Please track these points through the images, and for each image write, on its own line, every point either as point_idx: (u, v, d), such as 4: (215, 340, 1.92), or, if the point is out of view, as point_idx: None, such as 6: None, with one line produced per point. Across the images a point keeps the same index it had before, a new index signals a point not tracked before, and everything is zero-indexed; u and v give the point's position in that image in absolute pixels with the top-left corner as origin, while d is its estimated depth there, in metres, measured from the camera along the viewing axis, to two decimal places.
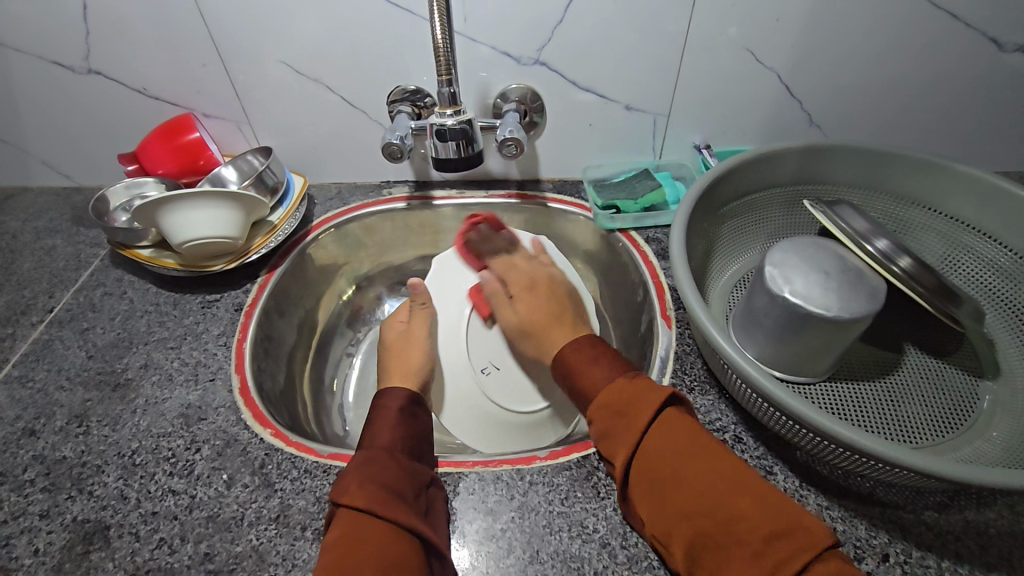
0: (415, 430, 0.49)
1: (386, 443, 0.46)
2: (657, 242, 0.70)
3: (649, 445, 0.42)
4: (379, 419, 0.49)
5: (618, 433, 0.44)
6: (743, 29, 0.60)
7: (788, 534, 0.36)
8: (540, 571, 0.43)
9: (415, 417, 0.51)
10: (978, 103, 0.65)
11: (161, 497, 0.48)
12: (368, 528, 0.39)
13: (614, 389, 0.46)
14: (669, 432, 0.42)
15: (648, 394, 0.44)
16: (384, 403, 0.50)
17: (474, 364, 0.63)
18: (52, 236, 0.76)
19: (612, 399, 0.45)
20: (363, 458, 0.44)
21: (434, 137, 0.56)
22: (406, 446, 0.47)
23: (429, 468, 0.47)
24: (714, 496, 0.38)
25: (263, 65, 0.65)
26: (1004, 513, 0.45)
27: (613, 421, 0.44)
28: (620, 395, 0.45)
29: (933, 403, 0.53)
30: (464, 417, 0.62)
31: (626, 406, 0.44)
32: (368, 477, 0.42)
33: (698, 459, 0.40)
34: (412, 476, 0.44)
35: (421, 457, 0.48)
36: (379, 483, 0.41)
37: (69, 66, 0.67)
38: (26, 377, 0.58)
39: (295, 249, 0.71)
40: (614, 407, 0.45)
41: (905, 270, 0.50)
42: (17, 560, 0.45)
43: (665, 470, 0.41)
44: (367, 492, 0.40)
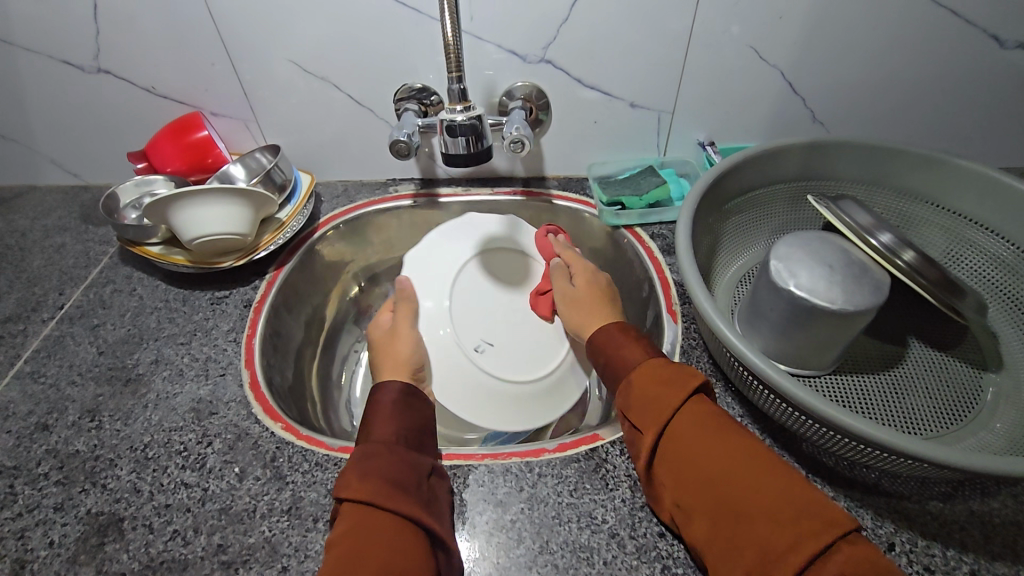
0: (416, 422, 0.50)
1: (387, 436, 0.47)
2: (662, 238, 0.70)
3: (678, 421, 0.42)
4: (379, 411, 0.49)
5: (648, 406, 0.44)
6: (747, 27, 0.61)
7: (817, 514, 0.35)
8: (550, 561, 0.44)
9: (413, 406, 0.51)
10: (980, 98, 0.66)
11: (174, 490, 0.49)
12: (372, 519, 0.39)
13: (643, 364, 0.47)
14: (700, 410, 0.42)
15: (685, 372, 0.45)
16: (379, 397, 0.50)
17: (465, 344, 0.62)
18: (60, 234, 0.77)
19: (644, 375, 0.46)
20: (362, 452, 0.44)
21: (444, 133, 0.57)
22: (405, 438, 0.47)
23: (430, 458, 0.48)
24: (741, 472, 0.38)
25: (271, 64, 0.66)
26: (1008, 502, 0.46)
27: (642, 396, 0.45)
28: (654, 371, 0.46)
29: (937, 395, 0.53)
30: (469, 396, 0.60)
31: (664, 379, 0.45)
32: (369, 471, 0.42)
33: (727, 438, 0.40)
34: (413, 466, 0.44)
35: (420, 447, 0.48)
36: (380, 477, 0.42)
37: (78, 65, 0.68)
38: (38, 372, 0.59)
39: (303, 246, 0.72)
40: (650, 379, 0.45)
41: (909, 263, 0.51)
42: (32, 552, 0.46)
43: (693, 443, 0.41)
44: (369, 486, 0.41)
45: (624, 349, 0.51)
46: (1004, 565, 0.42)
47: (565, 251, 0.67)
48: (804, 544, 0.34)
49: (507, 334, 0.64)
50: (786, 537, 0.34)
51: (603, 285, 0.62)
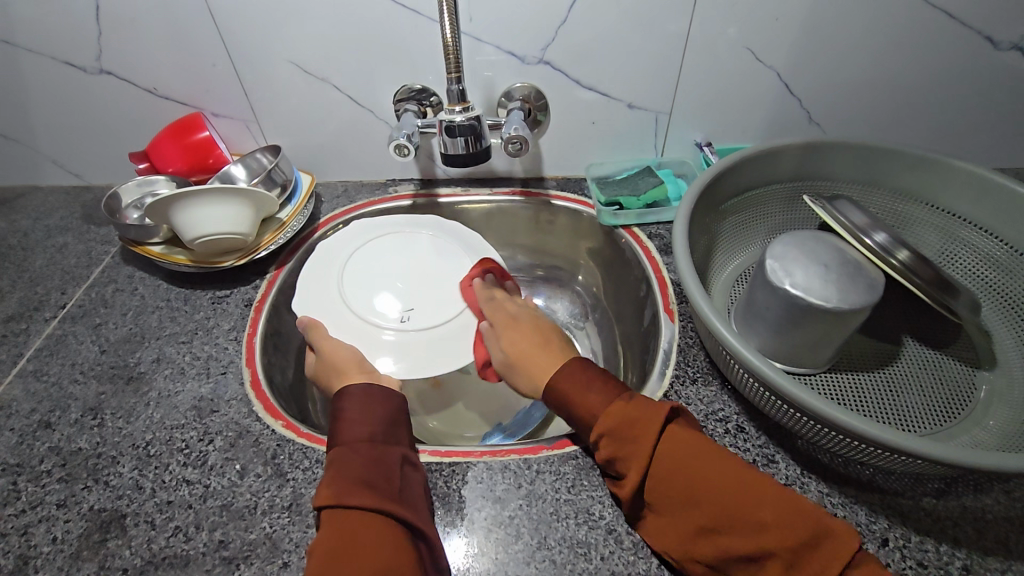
0: (386, 414, 0.49)
1: (362, 436, 0.46)
2: (660, 238, 0.71)
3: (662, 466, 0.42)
4: (347, 413, 0.48)
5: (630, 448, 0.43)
6: (744, 29, 0.61)
7: (822, 547, 0.36)
8: (548, 557, 0.44)
9: (378, 397, 0.50)
10: (975, 99, 0.66)
11: (176, 486, 0.49)
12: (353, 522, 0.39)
13: (607, 418, 0.45)
14: (679, 450, 0.42)
15: (651, 416, 0.43)
16: (343, 402, 0.49)
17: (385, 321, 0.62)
18: (63, 234, 0.77)
19: (617, 419, 0.44)
20: (340, 456, 0.44)
21: (443, 133, 0.57)
22: (374, 433, 0.47)
23: (401, 447, 0.48)
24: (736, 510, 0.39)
25: (272, 65, 0.66)
26: (1001, 498, 0.46)
27: (622, 439, 0.44)
28: (619, 422, 0.44)
29: (932, 393, 0.54)
30: (408, 357, 0.60)
31: (637, 422, 0.43)
32: (339, 476, 0.42)
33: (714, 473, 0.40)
34: (388, 465, 0.45)
35: (392, 438, 0.48)
36: (349, 480, 0.42)
37: (80, 66, 0.68)
38: (40, 371, 0.59)
39: (303, 246, 0.73)
40: (618, 430, 0.44)
41: (904, 262, 0.51)
42: (35, 548, 0.46)
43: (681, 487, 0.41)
44: (338, 490, 0.41)
45: (588, 398, 0.47)
46: (996, 560, 0.43)
47: (488, 309, 0.62)
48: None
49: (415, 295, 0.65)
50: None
51: (531, 335, 0.59)
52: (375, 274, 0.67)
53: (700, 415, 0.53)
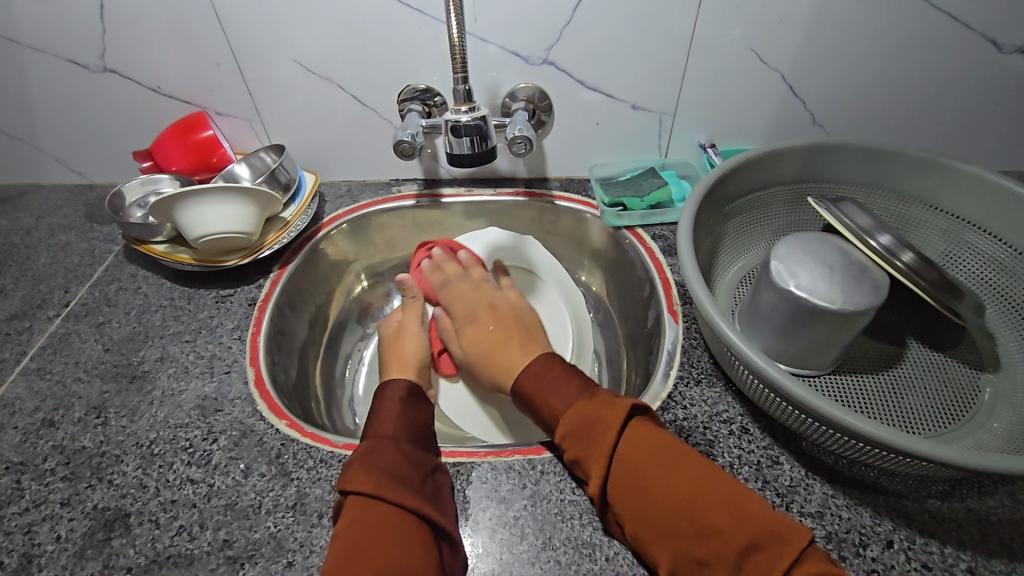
0: (421, 421, 0.50)
1: (392, 431, 0.47)
2: (664, 239, 0.71)
3: (620, 469, 0.42)
4: (382, 408, 0.49)
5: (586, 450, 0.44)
6: (748, 30, 0.61)
7: (763, 549, 0.36)
8: (553, 557, 0.44)
9: (418, 405, 0.51)
10: (977, 103, 0.67)
11: (180, 485, 0.49)
12: (376, 514, 0.40)
13: (565, 423, 0.45)
14: (636, 452, 0.42)
15: (607, 420, 0.44)
16: (386, 394, 0.51)
17: None
18: (66, 232, 0.77)
19: (574, 421, 0.45)
20: (369, 446, 0.45)
21: (448, 133, 0.57)
22: (409, 434, 0.48)
23: (434, 456, 0.48)
24: (691, 507, 0.39)
25: (275, 63, 0.66)
26: (1005, 501, 0.46)
27: (577, 442, 0.44)
28: (575, 425, 0.44)
29: (936, 396, 0.54)
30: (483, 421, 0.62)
31: (592, 424, 0.44)
32: (372, 463, 0.43)
33: (673, 472, 0.41)
34: (417, 463, 0.45)
35: (426, 445, 0.48)
36: (384, 471, 0.42)
37: (85, 64, 0.68)
38: (43, 369, 0.59)
39: (307, 246, 0.73)
40: (574, 434, 0.44)
41: (908, 264, 0.52)
42: (39, 546, 0.46)
43: (639, 488, 0.41)
44: (375, 479, 0.41)
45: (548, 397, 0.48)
46: (1001, 563, 0.43)
47: (446, 299, 0.66)
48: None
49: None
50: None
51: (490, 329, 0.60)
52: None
53: (705, 417, 0.53)
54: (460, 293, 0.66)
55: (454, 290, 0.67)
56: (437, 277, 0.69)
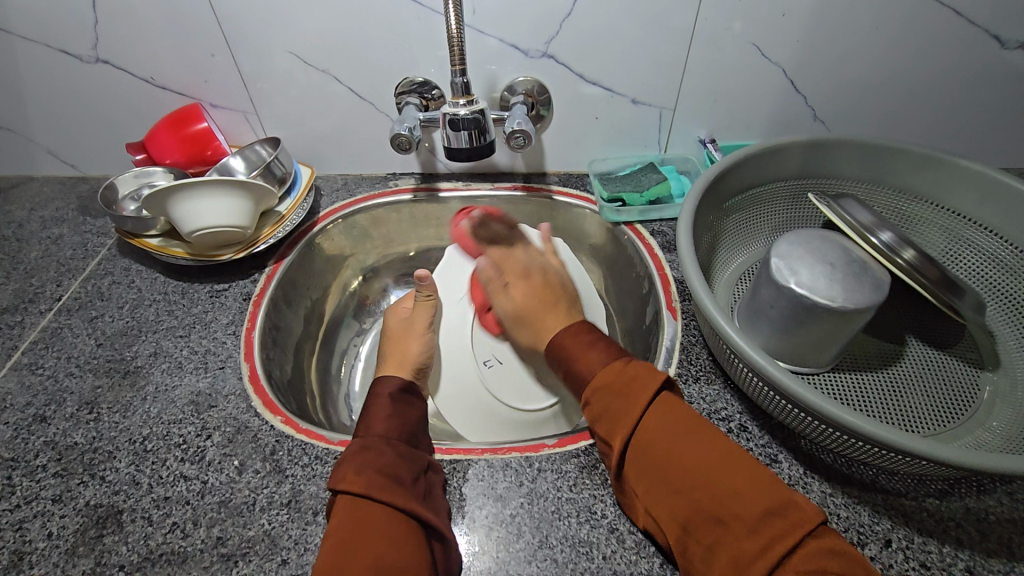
0: (412, 420, 0.49)
1: (383, 431, 0.46)
2: (663, 235, 0.70)
3: (645, 428, 0.43)
4: (375, 407, 0.49)
5: (615, 413, 0.44)
6: (749, 24, 0.61)
7: (776, 515, 0.37)
8: (550, 556, 0.44)
9: (409, 405, 0.51)
10: (979, 99, 0.66)
11: (173, 482, 0.49)
12: (366, 515, 0.39)
13: (602, 377, 0.46)
14: (668, 415, 0.43)
15: (642, 381, 0.44)
16: (380, 390, 0.50)
17: (477, 356, 0.65)
18: (58, 225, 0.76)
19: (608, 380, 0.45)
20: (360, 446, 0.44)
21: (446, 127, 0.56)
22: (401, 433, 0.47)
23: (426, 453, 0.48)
24: (716, 472, 0.40)
25: (270, 55, 0.65)
26: (1004, 500, 0.46)
27: (605, 407, 0.45)
28: (613, 379, 0.45)
29: (935, 394, 0.54)
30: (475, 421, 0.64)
31: (627, 383, 0.45)
32: (365, 464, 0.42)
33: (699, 440, 0.41)
34: (408, 460, 0.45)
35: (417, 443, 0.48)
36: (376, 472, 0.42)
37: (77, 54, 0.67)
38: (35, 364, 0.59)
39: (303, 240, 0.72)
40: (609, 387, 0.45)
41: (909, 262, 0.51)
42: (31, 543, 0.45)
43: (664, 449, 0.41)
44: (366, 478, 0.41)
45: (585, 359, 0.48)
46: (999, 562, 0.43)
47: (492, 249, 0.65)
48: (775, 551, 0.35)
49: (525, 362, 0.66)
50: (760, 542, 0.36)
51: (545, 284, 0.58)
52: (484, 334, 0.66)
53: (703, 414, 0.53)
54: (513, 249, 0.63)
55: (503, 244, 0.65)
56: (475, 231, 0.68)
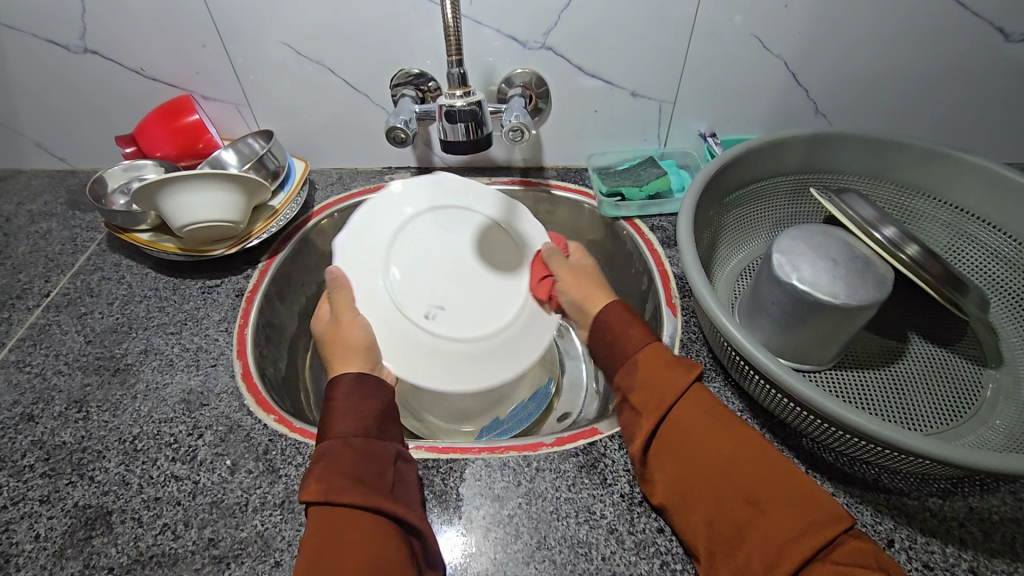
0: (377, 409, 0.47)
1: (345, 429, 0.44)
2: (662, 231, 0.69)
3: (681, 409, 0.44)
4: (336, 404, 0.46)
5: (655, 391, 0.45)
6: (751, 16, 0.60)
7: (806, 509, 0.37)
8: (548, 557, 0.43)
9: (370, 391, 0.48)
10: (983, 93, 0.65)
11: (164, 482, 0.48)
12: (336, 522, 0.38)
13: (647, 351, 0.48)
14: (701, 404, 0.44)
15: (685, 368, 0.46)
16: (334, 389, 0.47)
17: (409, 312, 0.60)
18: (46, 220, 0.75)
19: (655, 359, 0.47)
20: (322, 451, 0.43)
21: (443, 119, 0.55)
22: (365, 425, 0.45)
23: (396, 443, 0.46)
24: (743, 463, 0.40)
25: (261, 45, 0.64)
26: (1007, 499, 0.45)
27: (648, 383, 0.46)
28: (664, 360, 0.47)
29: (938, 391, 0.53)
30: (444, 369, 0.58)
31: (670, 366, 0.46)
32: (329, 469, 0.41)
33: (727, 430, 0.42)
34: (375, 458, 0.43)
35: (386, 433, 0.46)
36: (340, 476, 0.40)
37: (64, 45, 0.65)
38: (23, 361, 0.58)
39: (296, 235, 0.70)
40: (661, 366, 0.47)
41: (912, 258, 0.50)
42: (17, 545, 0.44)
43: (695, 435, 0.42)
44: (325, 484, 0.40)
45: (633, 330, 0.51)
46: (1003, 562, 0.42)
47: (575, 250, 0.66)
48: (801, 544, 0.36)
49: (467, 301, 0.63)
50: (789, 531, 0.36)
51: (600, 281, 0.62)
52: (408, 285, 0.62)
53: None
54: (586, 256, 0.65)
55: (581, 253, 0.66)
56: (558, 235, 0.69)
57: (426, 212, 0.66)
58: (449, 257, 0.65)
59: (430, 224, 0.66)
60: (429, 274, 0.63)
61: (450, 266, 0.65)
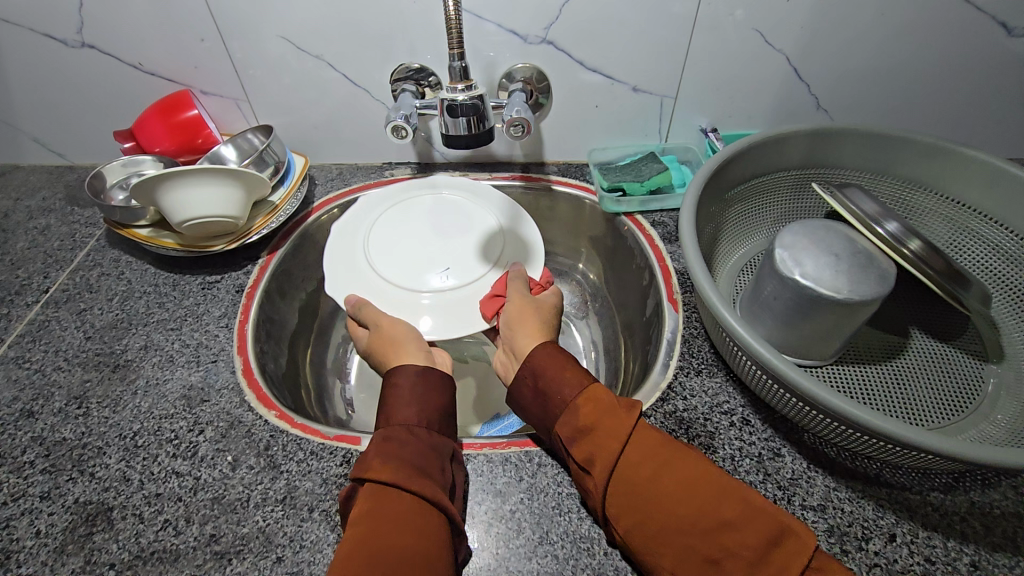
0: (439, 406, 0.47)
1: (409, 420, 0.44)
2: (664, 226, 0.69)
3: (626, 458, 0.41)
4: (399, 392, 0.46)
5: (597, 442, 0.43)
6: (753, 10, 0.59)
7: (772, 549, 0.36)
8: (550, 552, 0.43)
9: (435, 385, 0.48)
10: (984, 88, 0.65)
11: (165, 478, 0.47)
12: (395, 507, 0.38)
13: (585, 396, 0.45)
14: (647, 449, 0.42)
15: (622, 416, 0.43)
16: (399, 377, 0.47)
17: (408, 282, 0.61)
18: (45, 215, 0.74)
19: (591, 407, 0.44)
20: (387, 436, 0.42)
21: (444, 113, 0.55)
22: (428, 419, 0.45)
23: (451, 441, 0.46)
24: (701, 507, 0.38)
25: (261, 40, 0.63)
26: (1009, 494, 0.45)
27: (589, 434, 0.43)
28: (598, 409, 0.44)
29: (939, 385, 0.53)
30: (462, 315, 0.59)
31: (607, 414, 0.44)
32: (395, 454, 0.41)
33: (680, 473, 0.40)
34: (435, 452, 0.43)
35: (444, 429, 0.46)
36: (404, 464, 0.40)
37: (62, 39, 0.65)
38: (23, 358, 0.57)
39: (296, 231, 0.70)
40: (597, 415, 0.44)
41: (915, 253, 0.50)
42: (18, 542, 0.44)
43: (646, 484, 0.40)
44: (392, 470, 0.40)
45: (567, 372, 0.48)
46: (1005, 556, 0.42)
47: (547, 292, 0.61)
48: None
49: (460, 251, 0.64)
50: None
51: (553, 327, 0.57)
52: (398, 252, 0.64)
53: (705, 407, 0.52)
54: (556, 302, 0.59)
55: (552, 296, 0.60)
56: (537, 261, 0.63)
57: (425, 196, 0.70)
58: (442, 227, 0.67)
59: (427, 204, 0.69)
60: (417, 240, 0.65)
61: (440, 234, 0.66)
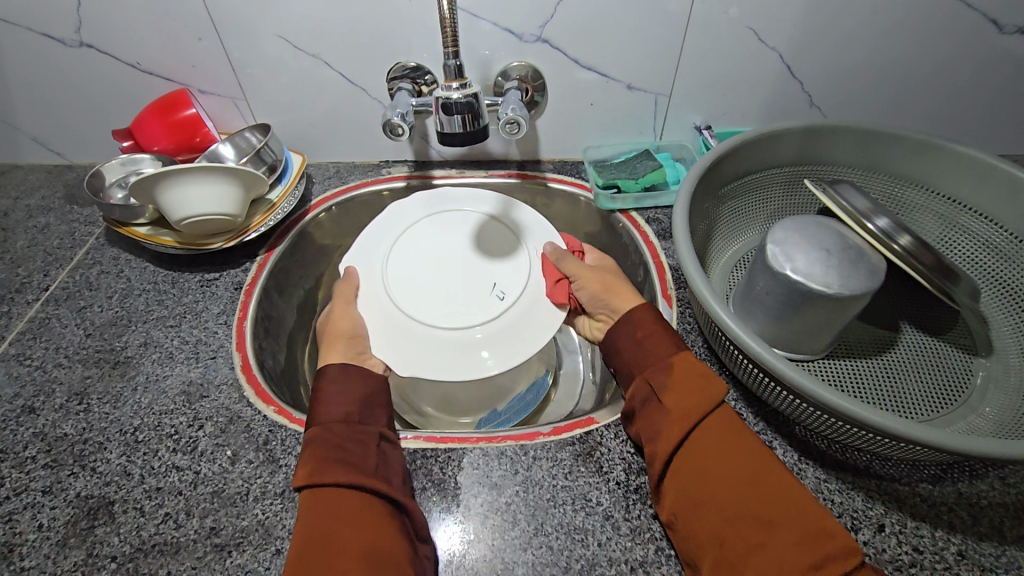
0: (360, 393, 0.48)
1: (329, 418, 0.45)
2: (658, 223, 0.70)
3: (702, 426, 0.43)
4: (319, 395, 0.47)
5: (680, 401, 0.44)
6: (746, 8, 0.60)
7: (819, 540, 0.36)
8: (545, 543, 0.44)
9: (356, 375, 0.49)
10: (976, 85, 0.66)
11: (165, 473, 0.48)
12: (328, 507, 0.39)
13: (679, 359, 0.48)
14: (722, 423, 0.43)
15: (712, 384, 0.45)
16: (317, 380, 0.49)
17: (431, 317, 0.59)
18: (44, 214, 0.75)
19: (681, 371, 0.46)
20: (308, 441, 0.44)
21: (439, 111, 0.55)
22: (351, 411, 0.46)
23: (380, 425, 0.47)
24: (762, 486, 0.39)
25: (258, 39, 0.64)
26: (996, 485, 0.46)
27: (675, 394, 0.45)
28: (687, 373, 0.46)
29: (929, 379, 0.54)
30: (503, 348, 0.57)
31: (695, 380, 0.45)
32: (316, 455, 0.42)
33: (747, 454, 0.41)
34: (358, 441, 0.44)
35: (370, 416, 0.47)
36: (324, 462, 0.41)
37: (60, 38, 0.65)
38: (24, 354, 0.58)
39: (293, 229, 0.71)
40: (687, 379, 0.46)
41: (904, 248, 0.51)
42: (21, 535, 0.45)
43: (714, 454, 0.41)
44: (312, 471, 0.41)
45: (657, 340, 0.50)
46: (991, 545, 0.43)
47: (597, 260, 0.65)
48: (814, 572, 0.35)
49: (481, 277, 0.62)
50: (800, 563, 0.35)
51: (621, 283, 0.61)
52: (417, 283, 0.61)
53: None
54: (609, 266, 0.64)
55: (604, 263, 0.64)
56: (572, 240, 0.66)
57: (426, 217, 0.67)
58: (457, 255, 0.64)
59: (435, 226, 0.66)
60: (434, 271, 0.63)
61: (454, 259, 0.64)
